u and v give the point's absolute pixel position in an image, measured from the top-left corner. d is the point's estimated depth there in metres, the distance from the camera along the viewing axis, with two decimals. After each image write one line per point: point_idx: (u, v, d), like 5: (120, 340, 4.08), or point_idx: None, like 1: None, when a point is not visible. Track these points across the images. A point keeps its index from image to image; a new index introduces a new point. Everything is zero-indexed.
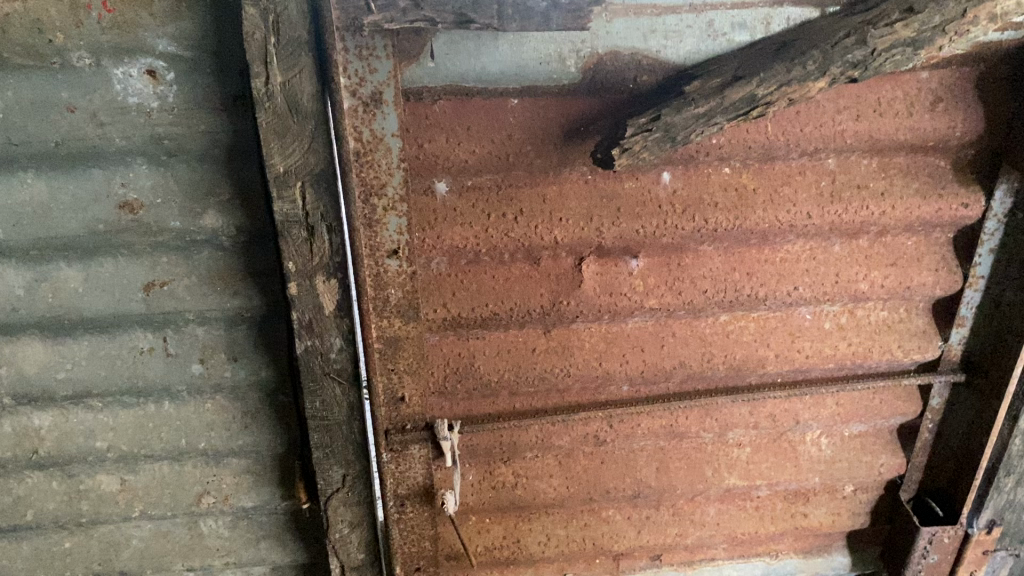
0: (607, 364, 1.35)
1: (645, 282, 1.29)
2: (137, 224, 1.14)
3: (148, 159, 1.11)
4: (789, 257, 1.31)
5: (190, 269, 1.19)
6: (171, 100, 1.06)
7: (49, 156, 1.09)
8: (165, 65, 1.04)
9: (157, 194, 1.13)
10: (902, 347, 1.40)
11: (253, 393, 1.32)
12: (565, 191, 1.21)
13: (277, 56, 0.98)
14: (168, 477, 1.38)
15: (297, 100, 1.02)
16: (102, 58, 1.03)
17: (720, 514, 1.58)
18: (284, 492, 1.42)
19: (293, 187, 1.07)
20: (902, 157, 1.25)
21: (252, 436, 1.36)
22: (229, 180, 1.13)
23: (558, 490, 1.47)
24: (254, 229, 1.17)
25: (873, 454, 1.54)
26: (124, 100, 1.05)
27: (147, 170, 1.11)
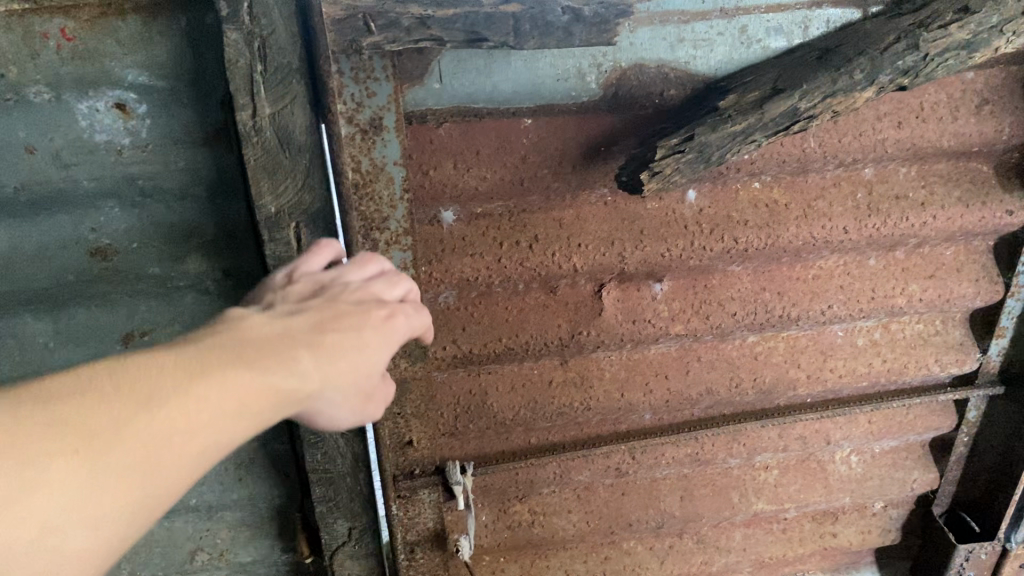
0: (629, 394, 1.26)
1: (670, 307, 1.19)
2: (111, 271, 1.02)
3: (120, 201, 0.99)
4: (822, 273, 1.21)
5: (172, 317, 1.07)
6: (145, 135, 0.94)
7: (7, 204, 0.96)
8: (136, 97, 0.92)
9: (132, 239, 1.01)
10: (939, 361, 1.32)
11: (246, 443, 1.21)
12: (584, 214, 1.10)
13: (264, 86, 0.87)
14: (156, 535, 1.26)
15: (289, 133, 0.90)
16: (63, 92, 0.91)
17: (746, 539, 1.49)
18: (284, 545, 1.31)
19: (286, 229, 0.95)
20: (942, 164, 1.16)
21: (246, 489, 1.25)
22: (212, 220, 1.01)
23: (578, 526, 1.38)
24: (242, 272, 1.05)
25: (905, 470, 1.46)
26: (91, 138, 0.93)
27: (120, 213, 0.99)
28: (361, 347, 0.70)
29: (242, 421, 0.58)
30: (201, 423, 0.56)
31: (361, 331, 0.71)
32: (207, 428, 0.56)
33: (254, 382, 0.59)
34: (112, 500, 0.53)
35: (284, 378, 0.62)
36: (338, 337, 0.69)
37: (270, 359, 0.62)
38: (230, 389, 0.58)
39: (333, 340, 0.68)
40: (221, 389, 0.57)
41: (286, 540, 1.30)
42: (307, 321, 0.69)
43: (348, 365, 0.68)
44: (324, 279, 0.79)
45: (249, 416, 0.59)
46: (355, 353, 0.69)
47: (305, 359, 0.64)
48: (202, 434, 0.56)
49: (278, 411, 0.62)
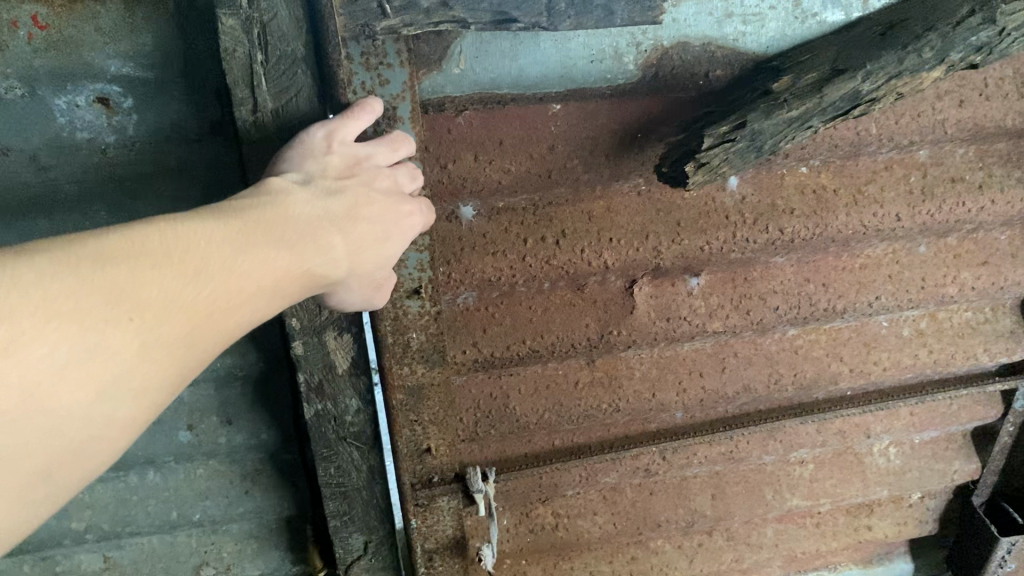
0: (661, 394, 1.18)
1: (707, 303, 1.10)
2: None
3: (107, 205, 0.88)
4: (869, 263, 1.12)
5: None
6: (131, 132, 0.84)
7: None
8: (120, 90, 0.82)
9: None
10: (988, 350, 1.24)
11: (252, 454, 1.12)
12: (615, 206, 1.01)
13: (265, 76, 0.78)
14: (159, 550, 1.17)
15: (294, 129, 0.81)
16: (39, 87, 0.81)
17: (778, 534, 1.42)
18: (296, 556, 1.22)
19: None
20: (1003, 144, 1.07)
21: (253, 501, 1.16)
22: None
23: (604, 528, 1.31)
24: None
25: (946, 461, 1.39)
26: (72, 137, 0.84)
27: (108, 217, 0.88)
28: (381, 240, 0.80)
29: (268, 297, 0.67)
30: (238, 295, 0.64)
31: (384, 223, 0.80)
32: (241, 301, 0.64)
33: (286, 262, 0.68)
34: (162, 366, 0.59)
35: (316, 261, 0.72)
36: (368, 229, 0.78)
37: (308, 240, 0.72)
38: (268, 266, 0.67)
39: (363, 229, 0.77)
40: (262, 266, 0.66)
41: (298, 551, 1.21)
42: (344, 206, 0.77)
43: (371, 257, 0.79)
44: (362, 155, 0.81)
45: (275, 292, 0.68)
46: (379, 246, 0.80)
47: (335, 244, 0.74)
48: (238, 307, 0.64)
49: (300, 289, 0.71)
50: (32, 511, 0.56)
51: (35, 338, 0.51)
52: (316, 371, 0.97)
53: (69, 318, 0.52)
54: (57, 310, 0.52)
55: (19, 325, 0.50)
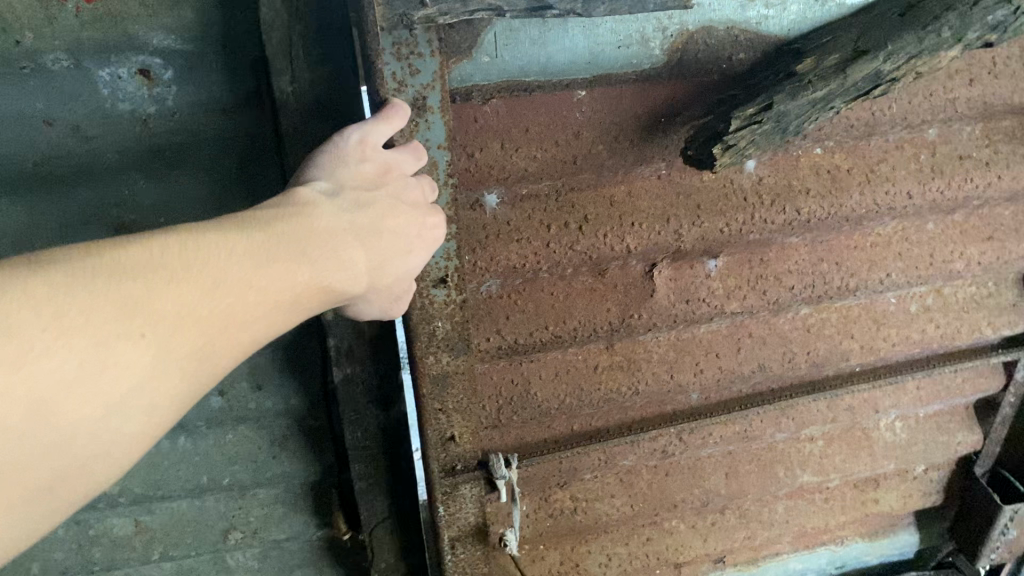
0: (679, 375, 1.20)
1: (725, 283, 1.12)
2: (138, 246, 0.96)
3: (145, 173, 0.94)
4: (880, 241, 1.15)
5: None
6: (171, 103, 0.91)
7: (30, 179, 0.91)
8: (161, 63, 0.89)
9: (159, 212, 0.95)
10: (991, 324, 1.27)
11: (281, 420, 1.13)
12: (636, 190, 1.03)
13: (301, 47, 0.87)
14: (189, 515, 1.17)
15: (325, 96, 0.90)
16: (84, 59, 0.87)
17: (789, 510, 1.45)
18: (320, 521, 1.22)
19: None
20: (1008, 121, 1.10)
21: (283, 466, 1.16)
22: (243, 192, 0.97)
23: (622, 510, 1.33)
24: None
25: (949, 433, 1.42)
26: (115, 108, 0.90)
27: (147, 185, 0.94)
28: (400, 253, 0.81)
29: (282, 310, 0.67)
30: (253, 311, 0.64)
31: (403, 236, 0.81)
32: (254, 314, 0.65)
33: (302, 276, 0.69)
34: (174, 379, 0.59)
35: (331, 275, 0.72)
36: (388, 242, 0.79)
37: (323, 252, 0.72)
38: (284, 280, 0.67)
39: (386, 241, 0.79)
40: (278, 280, 0.67)
41: (324, 517, 1.22)
42: (370, 217, 0.78)
43: (390, 268, 0.80)
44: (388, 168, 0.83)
45: (290, 306, 0.68)
46: (400, 257, 0.81)
47: (350, 257, 0.74)
48: (251, 321, 0.64)
49: (314, 301, 0.72)
50: (39, 523, 0.56)
51: (45, 352, 0.51)
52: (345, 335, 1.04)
53: (79, 331, 0.53)
54: (69, 322, 0.52)
55: (29, 336, 0.50)
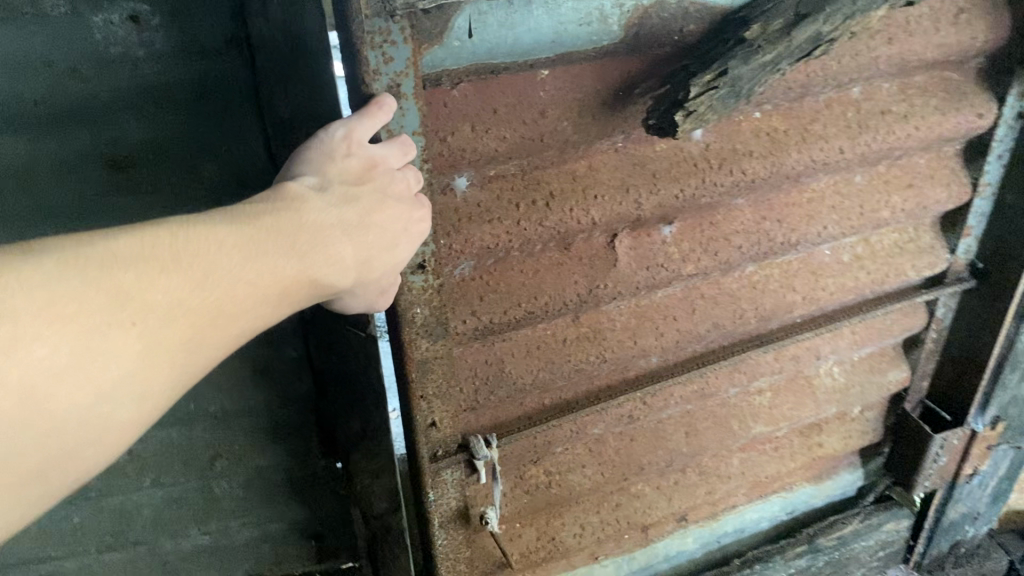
0: (641, 340, 1.25)
1: (680, 248, 1.18)
2: (128, 183, 1.01)
3: (137, 113, 0.98)
4: (815, 196, 1.23)
5: None
6: (159, 47, 0.95)
7: (27, 120, 0.95)
8: (150, 9, 0.93)
9: (150, 150, 1.00)
10: (914, 266, 1.38)
11: (263, 348, 1.21)
12: (596, 164, 1.07)
13: None
14: (176, 444, 1.24)
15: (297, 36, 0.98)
16: (79, 5, 0.91)
17: (743, 463, 1.53)
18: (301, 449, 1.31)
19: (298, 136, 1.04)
20: (920, 76, 1.20)
21: (263, 394, 1.24)
22: (227, 131, 1.03)
23: (593, 479, 1.37)
24: (255, 179, 1.07)
25: (882, 374, 1.52)
26: (107, 52, 0.93)
27: (138, 126, 0.98)
28: (387, 244, 0.84)
29: (267, 301, 0.73)
30: (237, 302, 0.70)
31: (391, 228, 0.84)
32: (239, 306, 0.70)
33: (286, 269, 0.74)
34: (160, 365, 0.66)
35: (319, 267, 0.77)
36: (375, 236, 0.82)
37: (309, 246, 0.76)
38: (268, 271, 0.72)
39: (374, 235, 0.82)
40: (264, 272, 0.72)
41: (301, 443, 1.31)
42: (357, 213, 0.80)
43: (377, 261, 0.83)
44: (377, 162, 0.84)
45: (274, 298, 0.74)
46: (384, 251, 0.84)
47: (337, 248, 0.78)
48: (235, 311, 0.70)
49: (302, 292, 0.77)
50: (43, 494, 0.64)
51: (39, 340, 0.58)
52: None
53: (70, 320, 0.59)
54: (61, 311, 0.59)
55: (25, 326, 0.57)
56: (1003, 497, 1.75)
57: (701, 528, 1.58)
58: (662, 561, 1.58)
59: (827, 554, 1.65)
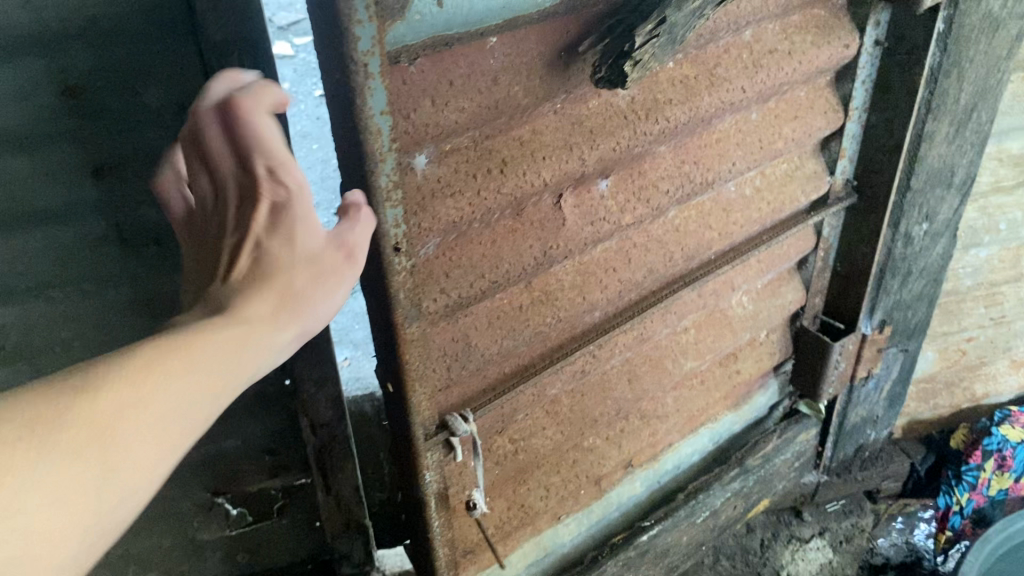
0: (589, 295, 1.30)
1: (617, 200, 1.24)
2: (76, 104, 0.98)
3: (77, 32, 0.94)
4: (722, 136, 1.33)
5: (143, 151, 1.04)
6: None
7: None
8: None
9: (96, 72, 0.97)
10: (803, 191, 1.51)
11: None
12: (539, 128, 1.10)
13: None
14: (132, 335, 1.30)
15: None
16: None
17: (677, 400, 1.61)
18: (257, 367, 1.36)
19: (236, 48, 0.99)
20: (797, 16, 1.31)
21: None
22: (169, 49, 0.99)
23: (554, 438, 1.41)
24: (202, 94, 1.04)
25: (782, 296, 1.66)
26: None
27: (80, 46, 0.95)
28: (287, 289, 0.74)
29: (188, 386, 0.68)
30: (145, 395, 0.66)
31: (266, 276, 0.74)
32: (148, 401, 0.66)
33: (195, 350, 0.69)
34: (76, 475, 0.62)
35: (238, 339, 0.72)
36: (256, 291, 0.73)
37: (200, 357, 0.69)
38: (175, 360, 0.68)
39: (248, 293, 0.73)
40: (169, 359, 0.68)
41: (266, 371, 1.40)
42: (219, 292, 0.73)
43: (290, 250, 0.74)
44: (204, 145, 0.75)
45: (197, 380, 0.69)
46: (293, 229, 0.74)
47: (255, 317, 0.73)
48: (149, 405, 0.66)
49: (233, 373, 0.72)
50: None
51: None
52: None
53: None
54: None
55: None
56: (897, 400, 1.97)
57: (646, 472, 1.65)
58: (616, 509, 1.64)
59: (755, 472, 1.78)
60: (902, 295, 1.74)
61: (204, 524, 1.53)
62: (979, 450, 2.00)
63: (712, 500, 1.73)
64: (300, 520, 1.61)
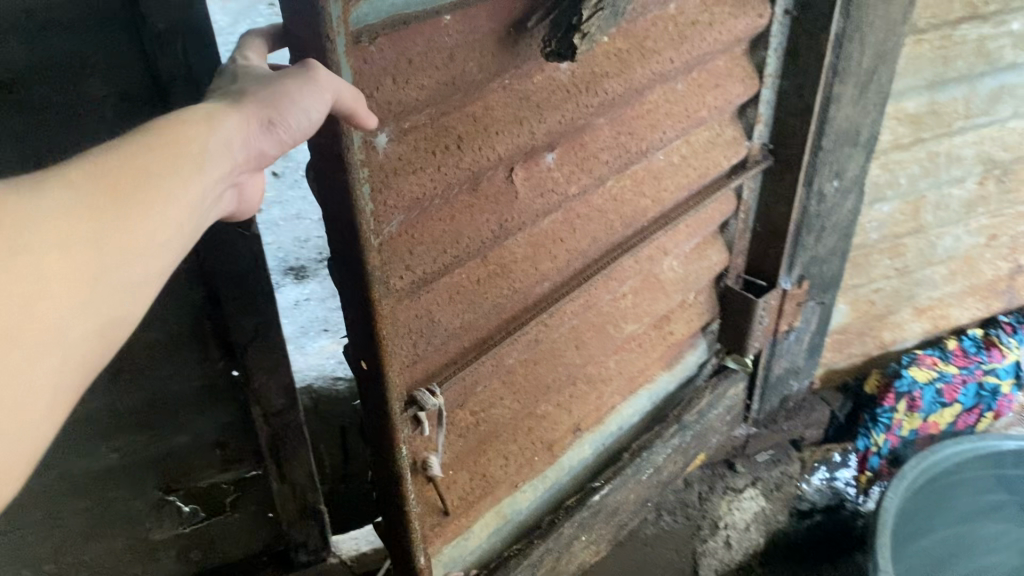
0: (541, 266, 1.34)
1: (564, 172, 1.29)
2: (16, 101, 1.15)
3: (17, 35, 1.11)
4: (652, 106, 1.39)
5: (74, 144, 1.23)
6: None
7: None
8: None
9: (33, 72, 1.14)
10: (725, 155, 1.59)
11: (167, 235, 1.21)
12: (490, 104, 1.13)
13: None
14: None
15: None
16: None
17: (619, 363, 1.67)
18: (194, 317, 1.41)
19: (175, 44, 1.18)
20: None
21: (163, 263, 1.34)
22: (99, 48, 1.17)
23: (511, 408, 1.45)
24: (129, 90, 1.22)
25: (708, 258, 1.74)
26: None
27: (19, 47, 1.12)
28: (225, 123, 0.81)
29: (137, 187, 0.75)
30: (92, 191, 0.72)
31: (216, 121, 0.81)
32: (97, 197, 0.72)
33: (139, 159, 0.76)
34: (40, 256, 0.67)
35: (177, 149, 0.78)
36: (203, 125, 0.80)
37: (180, 145, 0.78)
38: (120, 166, 0.74)
39: (199, 129, 0.80)
40: (115, 165, 0.74)
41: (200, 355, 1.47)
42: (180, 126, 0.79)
43: (245, 85, 0.85)
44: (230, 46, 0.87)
45: (142, 180, 0.75)
46: (251, 76, 0.87)
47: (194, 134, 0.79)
48: (93, 199, 0.72)
49: (179, 176, 0.78)
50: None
51: None
52: None
53: None
54: None
55: None
56: (816, 350, 2.09)
57: (593, 435, 1.71)
58: (566, 473, 1.69)
59: (692, 427, 1.86)
60: (818, 251, 1.85)
61: (156, 520, 1.67)
62: (892, 393, 2.16)
63: (654, 457, 1.80)
64: (251, 512, 1.76)
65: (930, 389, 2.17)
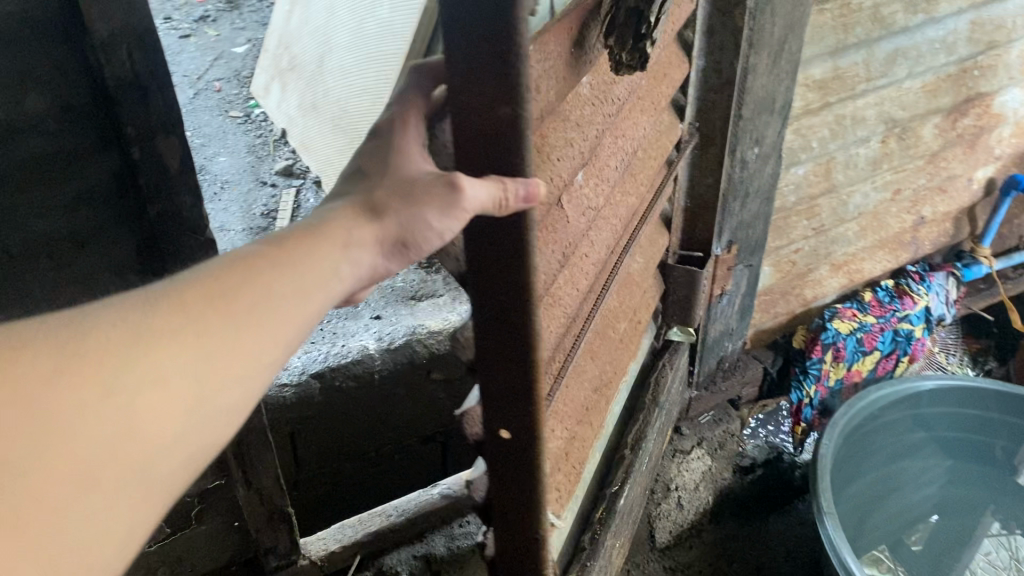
0: (580, 284, 1.27)
1: (589, 186, 1.25)
2: None
3: None
4: (631, 104, 1.40)
5: (22, 159, 1.23)
6: None
7: None
8: None
9: None
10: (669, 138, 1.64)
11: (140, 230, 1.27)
12: (549, 132, 1.04)
13: None
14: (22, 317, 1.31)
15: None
16: None
17: (619, 364, 1.65)
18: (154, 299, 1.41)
19: (120, 51, 1.17)
20: None
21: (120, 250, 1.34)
22: (44, 63, 1.18)
23: (564, 433, 1.34)
24: (77, 103, 1.23)
25: (657, 240, 1.80)
26: None
27: None
28: (348, 243, 0.79)
29: (245, 328, 0.73)
30: (201, 334, 0.71)
31: (342, 236, 0.79)
32: (206, 339, 0.71)
33: (249, 292, 0.74)
34: (146, 404, 0.67)
35: (291, 278, 0.77)
36: (323, 243, 0.78)
37: (309, 263, 0.78)
38: (231, 302, 0.73)
39: (322, 249, 0.78)
40: (227, 302, 0.73)
41: None
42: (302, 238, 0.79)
43: (383, 186, 0.80)
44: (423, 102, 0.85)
45: (251, 318, 0.74)
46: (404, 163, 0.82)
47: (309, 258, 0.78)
48: (199, 342, 0.71)
49: (291, 305, 0.76)
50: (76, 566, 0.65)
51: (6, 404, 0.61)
52: (154, 172, 1.29)
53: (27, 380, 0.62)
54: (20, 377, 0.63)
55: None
56: (746, 311, 2.20)
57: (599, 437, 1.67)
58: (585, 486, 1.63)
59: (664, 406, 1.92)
60: (742, 216, 1.96)
61: None
62: (819, 345, 2.29)
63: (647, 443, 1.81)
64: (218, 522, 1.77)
65: (852, 338, 2.30)
